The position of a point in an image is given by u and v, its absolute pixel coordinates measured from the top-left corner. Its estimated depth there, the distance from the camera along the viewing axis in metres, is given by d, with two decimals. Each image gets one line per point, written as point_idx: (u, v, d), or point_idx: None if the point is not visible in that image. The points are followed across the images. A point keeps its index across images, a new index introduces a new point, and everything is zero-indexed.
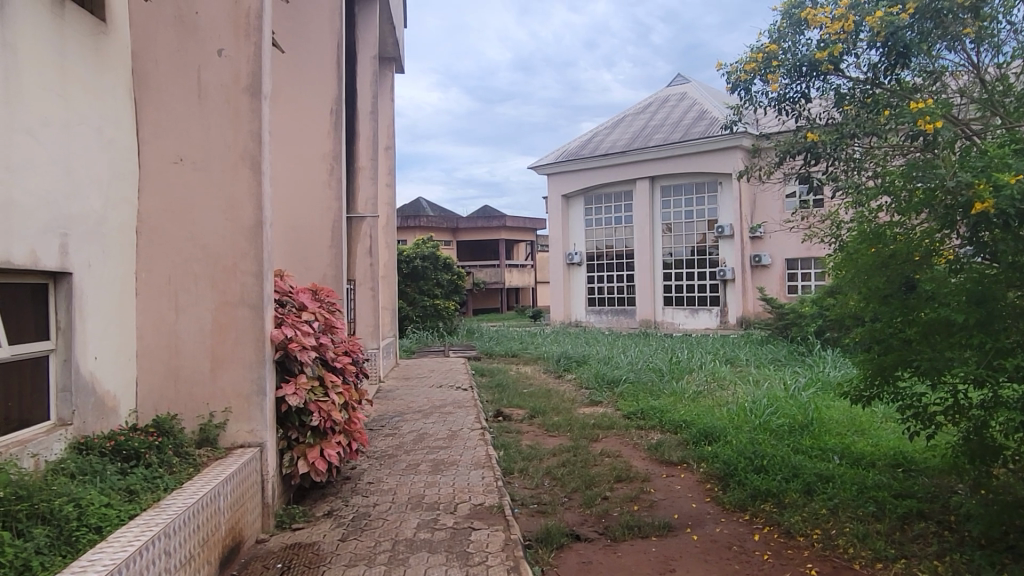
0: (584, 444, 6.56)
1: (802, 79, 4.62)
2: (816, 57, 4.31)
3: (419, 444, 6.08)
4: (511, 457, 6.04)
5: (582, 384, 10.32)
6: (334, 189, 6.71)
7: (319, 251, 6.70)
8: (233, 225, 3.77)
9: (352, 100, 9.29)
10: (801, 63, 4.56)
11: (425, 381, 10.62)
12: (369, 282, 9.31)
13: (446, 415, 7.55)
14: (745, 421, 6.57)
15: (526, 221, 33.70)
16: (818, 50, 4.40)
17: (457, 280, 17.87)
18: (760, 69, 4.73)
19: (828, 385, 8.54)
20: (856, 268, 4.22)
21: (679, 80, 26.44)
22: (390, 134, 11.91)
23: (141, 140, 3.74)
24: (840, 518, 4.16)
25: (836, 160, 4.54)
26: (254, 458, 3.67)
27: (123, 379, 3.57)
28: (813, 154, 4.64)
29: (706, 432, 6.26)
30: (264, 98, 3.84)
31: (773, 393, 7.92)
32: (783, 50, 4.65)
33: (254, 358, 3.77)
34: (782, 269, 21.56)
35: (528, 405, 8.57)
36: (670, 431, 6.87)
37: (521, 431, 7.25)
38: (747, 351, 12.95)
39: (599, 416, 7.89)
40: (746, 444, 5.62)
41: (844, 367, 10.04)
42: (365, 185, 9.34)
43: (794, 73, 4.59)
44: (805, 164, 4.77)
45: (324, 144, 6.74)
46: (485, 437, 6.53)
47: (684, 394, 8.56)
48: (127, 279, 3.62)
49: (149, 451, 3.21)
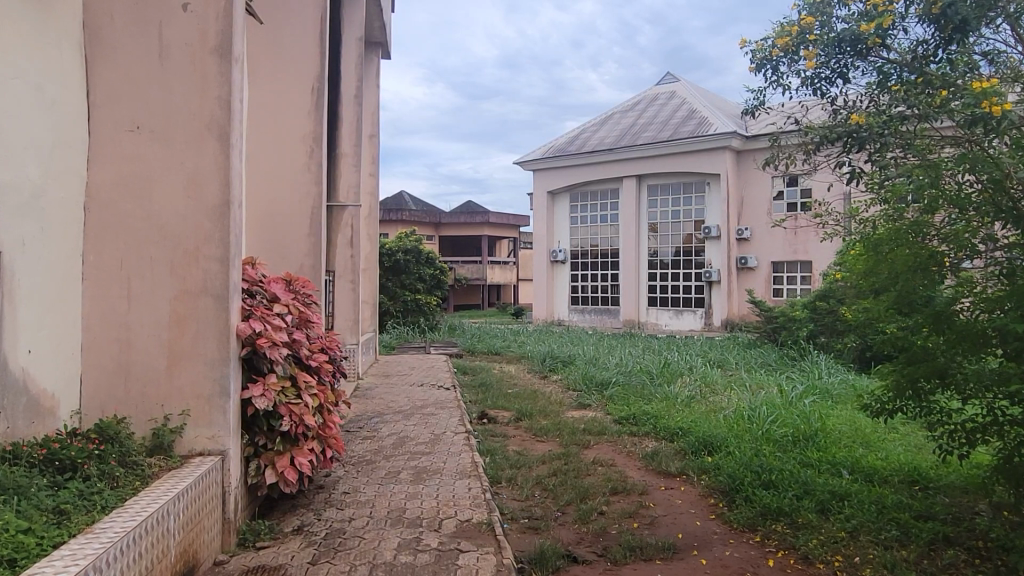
0: (575, 450, 6.18)
1: (841, 56, 4.34)
2: (864, 28, 4.06)
3: (399, 448, 5.66)
4: (498, 464, 5.63)
5: (569, 386, 9.93)
6: (314, 173, 6.26)
7: (295, 239, 6.26)
8: (197, 203, 3.32)
9: (336, 84, 8.80)
10: (841, 40, 4.29)
11: (405, 378, 10.18)
12: (349, 275, 8.86)
13: (428, 417, 7.12)
14: (746, 430, 6.21)
15: (510, 217, 33.27)
16: (863, 23, 4.16)
17: (439, 275, 17.42)
18: (794, 44, 4.49)
19: (827, 394, 8.19)
20: (885, 270, 3.84)
21: (669, 79, 26.18)
22: (375, 123, 11.44)
23: (91, 103, 3.28)
24: (861, 543, 3.81)
25: (881, 144, 4.18)
26: (215, 469, 3.22)
27: (64, 375, 3.11)
28: (857, 139, 4.27)
29: (705, 441, 5.89)
30: (236, 62, 3.39)
31: (772, 400, 7.56)
32: (820, 25, 4.39)
33: (217, 355, 3.33)
34: (768, 272, 21.19)
35: (513, 406, 8.16)
36: (665, 440, 6.49)
37: (508, 435, 6.83)
38: (737, 356, 12.62)
39: (588, 420, 7.49)
40: (751, 457, 5.25)
41: (839, 375, 9.75)
42: (347, 173, 8.88)
43: (833, 48, 4.32)
44: (845, 151, 4.42)
45: (303, 125, 6.28)
46: (470, 441, 6.11)
47: (676, 399, 8.19)
48: (71, 261, 3.17)
49: (88, 462, 2.77)
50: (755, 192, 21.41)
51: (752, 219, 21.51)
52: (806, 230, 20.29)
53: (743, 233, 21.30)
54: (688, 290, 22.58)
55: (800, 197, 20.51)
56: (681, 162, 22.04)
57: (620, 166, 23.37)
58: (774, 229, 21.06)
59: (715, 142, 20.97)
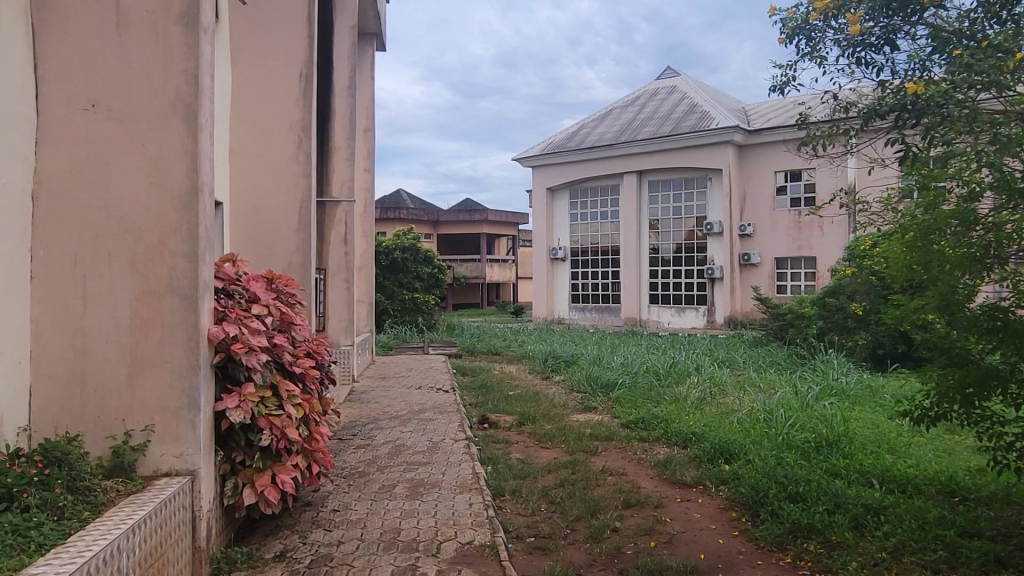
0: (582, 458, 5.80)
1: (891, 17, 3.70)
2: None
3: (394, 458, 5.28)
4: (500, 474, 5.26)
5: (572, 387, 9.55)
6: (303, 165, 5.90)
7: (283, 236, 5.88)
8: (161, 191, 2.94)
9: (328, 75, 8.41)
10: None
11: (402, 380, 9.81)
12: (343, 273, 8.46)
13: (425, 422, 6.74)
14: (764, 436, 5.84)
15: (508, 215, 32.86)
16: None
17: (437, 273, 17.02)
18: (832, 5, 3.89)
19: (844, 395, 7.80)
20: (926, 265, 3.44)
21: (670, 73, 25.80)
22: (370, 116, 11.03)
23: (39, 79, 2.89)
24: (904, 565, 3.45)
25: (940, 117, 3.49)
26: (183, 492, 2.85)
27: (8, 387, 2.73)
28: (913, 111, 3.63)
29: (721, 447, 5.52)
30: (204, 33, 3.02)
31: (787, 402, 7.17)
32: None
33: (186, 362, 2.96)
34: (772, 268, 20.87)
35: (515, 410, 7.77)
36: (677, 446, 6.11)
37: (510, 442, 6.45)
38: (744, 354, 12.23)
39: (594, 425, 7.09)
40: (774, 466, 4.86)
41: (852, 374, 9.38)
42: (340, 167, 8.51)
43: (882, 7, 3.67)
44: (898, 130, 3.72)
45: (291, 114, 5.92)
46: (470, 450, 5.72)
47: (686, 402, 7.79)
48: (15, 257, 2.77)
49: (29, 489, 2.41)
50: (757, 187, 21.06)
51: (754, 215, 21.17)
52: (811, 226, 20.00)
53: (745, 229, 20.97)
54: (690, 287, 22.19)
55: (803, 192, 20.22)
56: (681, 157, 21.69)
57: (620, 161, 23.00)
58: (777, 225, 20.73)
59: (716, 137, 20.67)
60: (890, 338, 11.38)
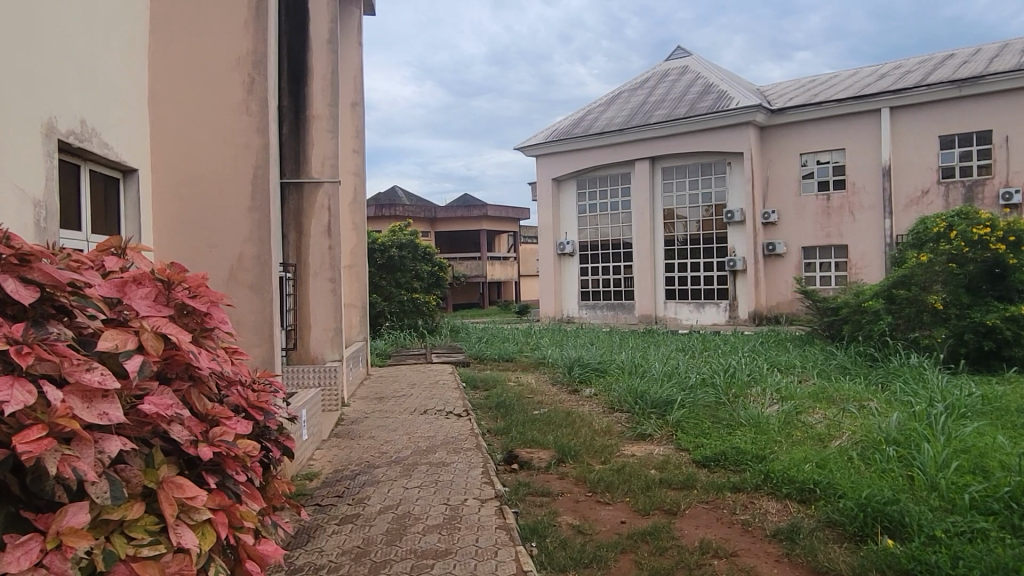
0: (664, 524, 4.06)
1: None
2: None
3: (396, 543, 3.54)
4: (553, 559, 3.54)
5: (610, 404, 7.82)
6: (254, 117, 4.19)
7: (231, 215, 4.18)
8: None
9: (302, 26, 6.62)
10: None
11: (403, 400, 8.06)
12: (327, 271, 6.72)
13: (436, 469, 4.99)
14: (925, 490, 4.09)
15: (509, 210, 31.11)
16: None
17: (438, 272, 15.31)
18: None
19: (971, 415, 6.06)
20: None
21: (679, 54, 24.12)
22: (360, 88, 9.29)
23: None
24: None
25: None
26: None
27: None
28: None
29: (880, 514, 3.73)
30: None
31: (913, 426, 5.42)
32: None
33: None
34: (799, 258, 19.13)
35: (549, 441, 6.02)
36: (788, 502, 4.38)
37: (554, 495, 4.68)
38: (796, 355, 10.47)
39: (660, 464, 5.32)
40: (996, 555, 3.13)
41: (957, 383, 7.61)
42: (321, 140, 6.71)
43: None
44: None
45: (236, 45, 4.20)
46: (507, 521, 3.93)
47: (769, 428, 6.07)
48: None
49: None
50: (782, 170, 19.30)
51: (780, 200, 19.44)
52: (844, 211, 18.31)
53: (770, 217, 19.23)
54: (710, 282, 20.33)
55: (833, 175, 18.56)
56: (697, 141, 19.95)
57: (631, 147, 21.25)
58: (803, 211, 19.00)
59: (736, 117, 18.95)
60: (976, 335, 9.64)
